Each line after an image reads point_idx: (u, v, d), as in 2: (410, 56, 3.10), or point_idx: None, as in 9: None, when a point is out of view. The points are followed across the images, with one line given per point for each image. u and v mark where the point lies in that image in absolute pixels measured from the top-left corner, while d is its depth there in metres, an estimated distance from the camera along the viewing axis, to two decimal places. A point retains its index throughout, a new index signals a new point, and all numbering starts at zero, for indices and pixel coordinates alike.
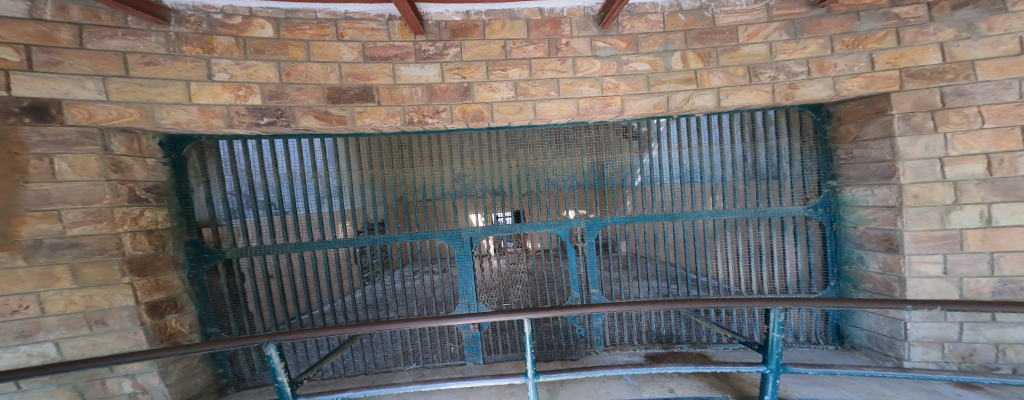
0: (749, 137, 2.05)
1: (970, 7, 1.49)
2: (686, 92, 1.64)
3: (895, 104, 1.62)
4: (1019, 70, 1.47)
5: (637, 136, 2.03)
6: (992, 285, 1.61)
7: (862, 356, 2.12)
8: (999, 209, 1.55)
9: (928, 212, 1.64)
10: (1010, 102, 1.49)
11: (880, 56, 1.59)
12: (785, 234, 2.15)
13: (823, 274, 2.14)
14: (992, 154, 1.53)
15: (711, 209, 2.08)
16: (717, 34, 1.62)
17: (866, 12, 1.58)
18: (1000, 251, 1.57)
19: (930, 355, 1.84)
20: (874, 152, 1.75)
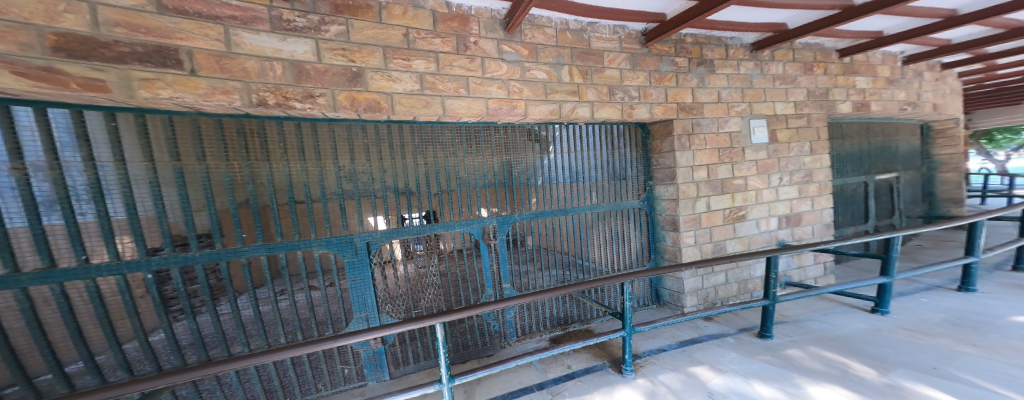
0: (608, 147, 2.58)
1: (704, 68, 2.55)
2: (572, 103, 2.06)
3: (674, 127, 2.48)
4: (720, 112, 2.64)
5: (538, 140, 2.30)
6: (711, 247, 2.70)
7: (666, 308, 3.06)
8: (713, 200, 2.66)
9: (688, 202, 2.56)
10: (716, 133, 2.64)
11: (671, 91, 2.43)
12: (633, 222, 2.79)
13: (649, 252, 2.87)
14: (710, 165, 2.61)
15: (590, 203, 2.55)
16: (591, 56, 2.10)
17: (664, 57, 2.38)
18: (712, 226, 2.67)
19: (694, 300, 2.87)
20: (666, 160, 2.57)
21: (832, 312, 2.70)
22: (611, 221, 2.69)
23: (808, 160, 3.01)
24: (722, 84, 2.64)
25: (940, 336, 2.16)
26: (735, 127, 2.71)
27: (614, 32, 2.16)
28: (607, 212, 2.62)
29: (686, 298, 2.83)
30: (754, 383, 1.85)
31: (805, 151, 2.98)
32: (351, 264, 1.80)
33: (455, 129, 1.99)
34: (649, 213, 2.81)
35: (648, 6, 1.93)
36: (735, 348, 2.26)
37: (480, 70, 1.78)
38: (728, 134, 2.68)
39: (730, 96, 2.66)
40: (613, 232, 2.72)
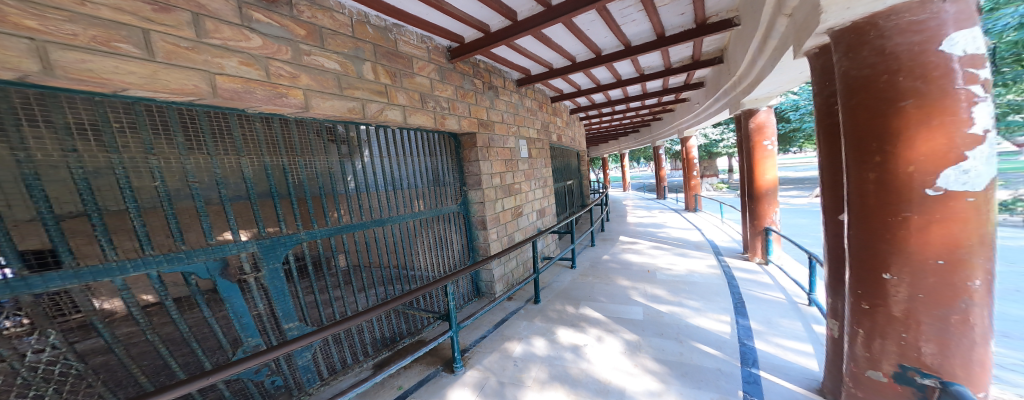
0: (425, 153, 2.56)
1: (492, 93, 3.11)
2: (379, 104, 1.87)
3: (475, 141, 2.86)
4: (504, 132, 3.33)
5: (341, 141, 1.91)
6: (507, 240, 3.32)
7: (483, 298, 3.44)
8: (506, 201, 3.31)
9: (491, 204, 3.02)
10: (504, 148, 3.29)
11: (472, 107, 2.77)
12: (454, 225, 2.92)
13: (470, 250, 3.09)
14: (501, 173, 3.22)
15: (411, 210, 2.44)
16: (399, 58, 1.99)
17: (465, 76, 2.68)
18: (506, 222, 3.29)
19: (501, 284, 3.44)
20: (474, 168, 2.89)
21: (561, 272, 4.14)
22: (433, 226, 2.67)
23: (545, 171, 4.43)
24: (504, 109, 3.34)
25: (593, 275, 3.90)
26: (511, 144, 3.48)
27: (422, 41, 2.17)
28: (433, 217, 2.64)
29: (496, 285, 3.35)
30: (539, 341, 2.46)
31: (543, 167, 4.34)
32: None
33: (118, 105, 1.13)
34: (466, 215, 3.03)
35: (448, 25, 2.08)
36: (527, 316, 2.92)
37: (192, 30, 1.15)
38: (509, 149, 3.41)
39: (508, 118, 3.42)
40: (434, 237, 2.72)
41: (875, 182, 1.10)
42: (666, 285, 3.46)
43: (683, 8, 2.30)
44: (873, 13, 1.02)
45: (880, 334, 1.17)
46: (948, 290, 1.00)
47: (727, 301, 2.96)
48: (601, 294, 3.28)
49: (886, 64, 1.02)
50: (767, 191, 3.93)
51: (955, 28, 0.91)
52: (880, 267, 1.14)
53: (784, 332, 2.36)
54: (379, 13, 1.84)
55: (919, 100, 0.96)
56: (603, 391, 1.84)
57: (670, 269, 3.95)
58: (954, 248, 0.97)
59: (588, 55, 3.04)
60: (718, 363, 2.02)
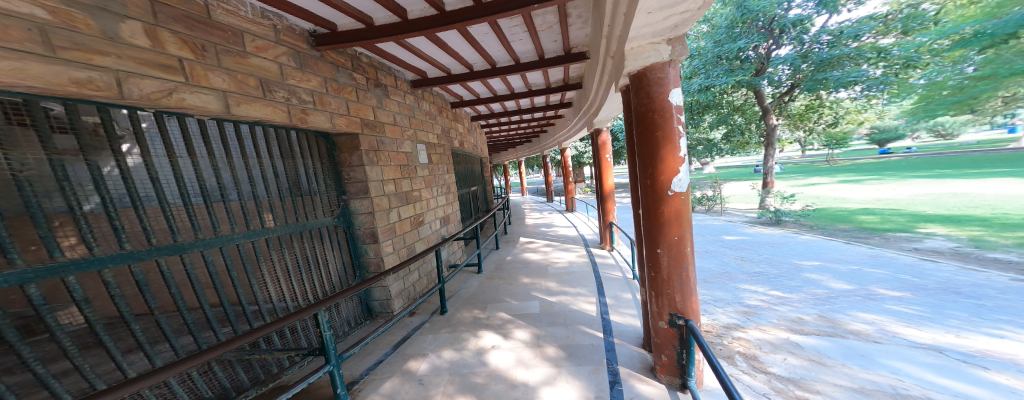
0: (266, 154, 2.00)
1: (380, 91, 2.82)
2: (169, 84, 1.31)
3: (361, 143, 2.52)
4: (397, 135, 3.05)
5: (64, 128, 1.18)
6: (407, 251, 3.06)
7: (379, 318, 3.03)
8: (403, 210, 3.03)
9: (384, 214, 2.72)
10: (397, 153, 3.03)
11: (352, 105, 2.44)
12: (325, 242, 2.38)
13: (353, 269, 2.67)
14: (396, 181, 2.94)
15: (244, 230, 1.82)
16: (216, 30, 1.51)
17: (341, 68, 2.35)
18: (404, 232, 3.01)
19: (400, 301, 3.10)
20: (358, 174, 2.53)
21: (468, 279, 4.10)
22: (292, 246, 2.14)
23: (448, 179, 4.33)
24: (396, 110, 3.07)
25: (499, 277, 4.04)
26: (408, 149, 3.25)
27: (264, 16, 1.75)
28: (286, 236, 2.08)
29: (394, 302, 3.00)
30: (446, 352, 2.35)
31: (445, 173, 4.24)
32: None
33: None
34: (347, 228, 2.62)
35: (315, 8, 1.77)
36: (432, 329, 2.74)
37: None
38: (404, 154, 3.15)
39: (403, 121, 3.17)
40: (302, 257, 2.20)
41: (651, 186, 1.78)
42: (553, 277, 3.92)
43: (555, 37, 2.69)
44: (644, 66, 1.70)
45: (661, 293, 1.85)
46: (679, 251, 1.77)
47: (591, 284, 3.60)
48: (506, 296, 3.39)
49: (651, 104, 1.72)
50: (608, 195, 5.10)
51: (674, 87, 1.72)
52: (654, 244, 1.84)
53: (624, 302, 3.03)
54: None
55: (664, 131, 1.71)
56: (511, 388, 1.90)
57: (558, 262, 4.54)
58: (681, 228, 1.76)
59: (484, 66, 3.17)
60: (591, 338, 2.42)
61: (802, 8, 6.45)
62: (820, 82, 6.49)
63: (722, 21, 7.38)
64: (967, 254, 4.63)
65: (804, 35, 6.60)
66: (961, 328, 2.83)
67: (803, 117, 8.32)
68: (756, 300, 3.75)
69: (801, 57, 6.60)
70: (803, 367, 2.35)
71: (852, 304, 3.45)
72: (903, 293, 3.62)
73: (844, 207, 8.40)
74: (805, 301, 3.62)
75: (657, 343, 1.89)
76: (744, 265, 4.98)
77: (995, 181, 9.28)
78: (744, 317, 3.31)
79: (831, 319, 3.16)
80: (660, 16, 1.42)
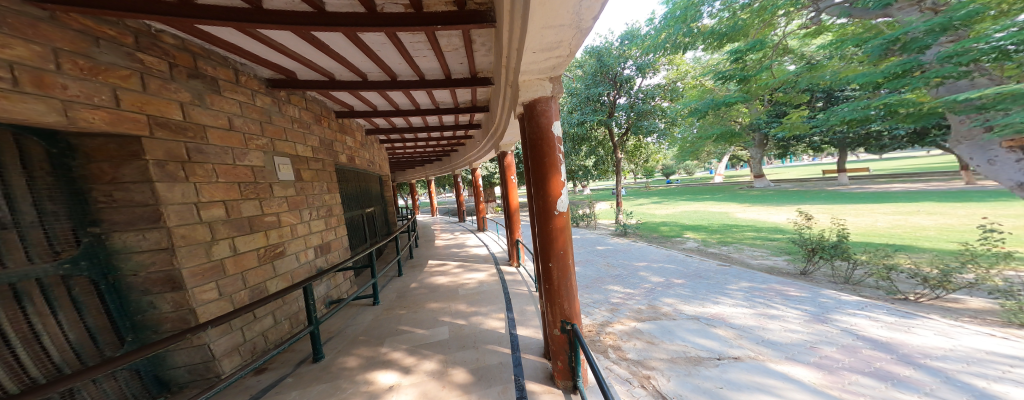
0: None
1: (198, 82, 2.11)
2: None
3: (147, 150, 1.77)
4: (227, 141, 2.28)
5: None
6: (247, 295, 2.28)
7: (192, 388, 2.08)
8: (239, 241, 2.25)
9: (195, 249, 1.95)
10: (228, 164, 2.26)
11: (125, 95, 1.69)
12: (29, 305, 1.44)
13: (111, 332, 1.76)
14: (226, 201, 2.18)
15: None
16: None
17: (104, 42, 1.62)
18: (242, 270, 2.25)
19: (235, 361, 2.23)
20: (136, 195, 1.76)
21: (359, 314, 3.39)
22: None
23: (328, 197, 3.57)
24: (233, 110, 2.36)
25: (400, 307, 3.51)
26: (256, 161, 2.53)
27: None
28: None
29: (222, 363, 2.12)
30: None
31: (324, 191, 3.49)
32: None
33: None
34: (103, 278, 1.75)
35: None
36: (295, 385, 2.08)
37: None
38: (249, 168, 2.44)
39: (246, 126, 2.47)
40: None
41: (542, 205, 1.98)
42: (459, 299, 3.72)
43: (461, 60, 2.73)
44: (533, 99, 1.93)
45: (552, 303, 2.05)
46: (563, 263, 2.01)
47: (500, 301, 3.60)
48: (405, 327, 2.97)
49: (539, 134, 1.95)
50: (515, 212, 5.41)
51: (555, 120, 2.00)
52: (547, 259, 2.04)
53: (528, 315, 3.16)
54: None
55: (549, 158, 1.94)
56: None
57: (468, 283, 4.35)
58: (564, 243, 2.00)
59: (380, 77, 2.88)
60: (500, 357, 2.38)
61: (629, 69, 8.96)
62: (639, 128, 9.25)
63: (588, 70, 9.37)
64: (703, 250, 7.11)
65: (631, 91, 9.08)
66: (705, 300, 4.25)
67: (635, 150, 11.11)
68: (619, 296, 4.67)
69: (631, 107, 9.08)
70: (644, 349, 3.01)
71: (663, 292, 4.69)
72: (683, 280, 5.22)
73: (655, 220, 11.67)
74: (642, 294, 4.69)
75: (552, 350, 2.01)
76: (609, 270, 6.15)
77: (719, 201, 15.08)
78: (611, 314, 4.01)
79: (654, 306, 4.21)
80: (541, 57, 1.66)
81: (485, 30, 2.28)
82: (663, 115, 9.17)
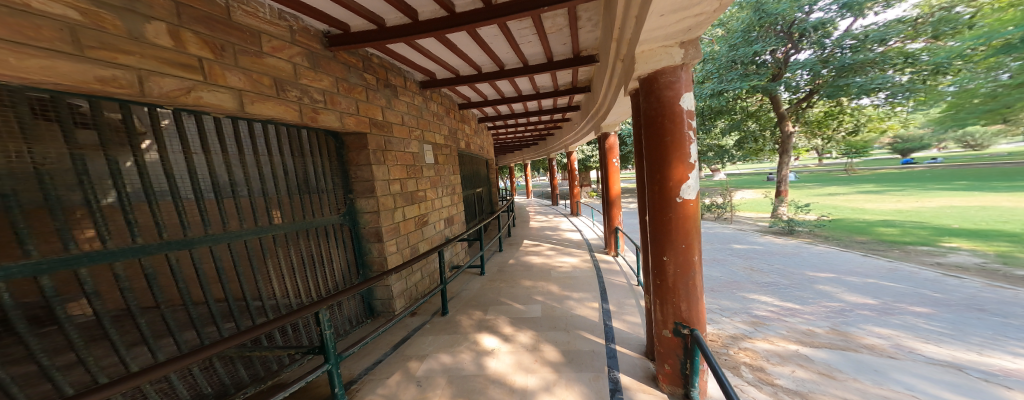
0: (277, 152, 2.03)
1: (388, 91, 2.82)
2: (192, 82, 1.34)
3: (369, 143, 2.54)
4: (401, 133, 2.98)
5: (93, 124, 1.21)
6: (409, 251, 3.02)
7: (378, 318, 2.98)
8: (407, 211, 3.00)
9: (388, 213, 2.70)
10: (401, 152, 2.97)
11: (362, 105, 2.46)
12: (328, 239, 2.38)
13: (356, 268, 2.67)
14: (400, 180, 2.91)
15: (251, 226, 1.84)
16: (235, 30, 1.54)
17: (353, 68, 2.37)
18: (407, 231, 2.99)
19: (402, 302, 3.07)
20: (366, 173, 2.54)
21: (470, 280, 3.93)
22: (297, 244, 2.14)
23: (452, 180, 4.25)
24: (404, 110, 3.05)
25: (501, 280, 3.87)
26: (414, 149, 3.22)
27: (281, 17, 1.77)
28: (292, 233, 2.09)
29: (395, 302, 2.95)
30: (444, 355, 2.24)
31: (451, 173, 4.19)
32: None
33: None
34: (352, 227, 2.63)
35: (326, 8, 1.76)
36: (433, 330, 2.64)
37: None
38: (411, 154, 3.15)
39: (410, 121, 3.17)
40: (308, 254, 2.21)
41: (658, 191, 1.69)
42: (557, 280, 3.78)
43: (565, 40, 2.61)
44: (654, 71, 1.63)
45: (665, 300, 1.74)
46: (687, 259, 1.67)
47: (594, 288, 3.44)
48: (506, 298, 3.27)
49: (662, 110, 1.64)
50: (615, 200, 4.94)
51: (686, 91, 1.63)
52: (661, 252, 1.73)
53: (626, 309, 2.88)
54: None
55: (672, 137, 1.63)
56: (508, 393, 1.79)
57: (561, 266, 4.35)
58: (688, 236, 1.66)
59: (491, 67, 3.12)
60: (592, 345, 2.27)
61: (825, 10, 6.38)
62: (842, 88, 6.35)
63: (739, 25, 7.24)
64: (993, 271, 4.49)
65: (825, 39, 6.47)
66: (985, 346, 2.75)
67: (825, 121, 8.19)
68: (765, 310, 3.68)
69: (822, 62, 6.52)
70: (810, 381, 2.27)
71: (866, 317, 3.37)
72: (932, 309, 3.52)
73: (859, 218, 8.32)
74: (818, 314, 3.52)
75: (660, 351, 1.77)
76: (755, 275, 4.86)
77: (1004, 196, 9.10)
78: (750, 328, 3.23)
79: (845, 332, 3.09)
80: (673, 20, 1.36)
81: (592, 3, 2.09)
82: (906, 60, 5.86)
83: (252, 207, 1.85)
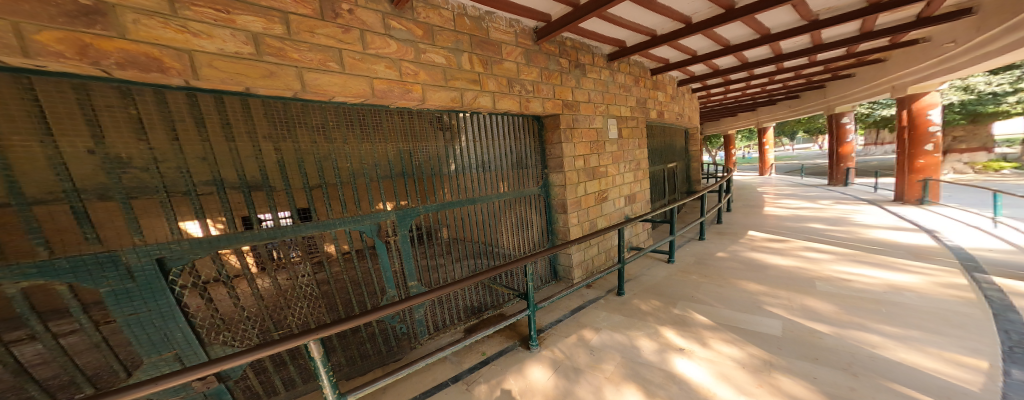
0: (512, 136, 2.64)
1: (579, 71, 2.90)
2: (474, 92, 2.00)
3: (557, 123, 2.76)
4: (587, 110, 3.04)
5: (445, 127, 2.12)
6: (589, 224, 3.16)
7: (560, 283, 3.39)
8: (589, 185, 3.10)
9: (572, 187, 2.91)
10: (587, 128, 3.04)
11: (557, 88, 2.69)
12: (532, 206, 2.91)
13: (549, 234, 3.09)
14: (584, 156, 3.01)
15: (497, 192, 2.55)
16: (490, 46, 2.08)
17: (551, 55, 2.59)
18: (589, 206, 3.12)
19: (580, 271, 3.32)
20: (556, 150, 2.82)
21: (653, 265, 3.55)
22: (515, 208, 2.76)
23: (639, 153, 3.90)
24: (591, 87, 3.07)
25: (698, 273, 3.17)
26: (598, 124, 3.20)
27: (511, 25, 2.20)
28: (513, 199, 2.71)
29: (574, 270, 3.23)
30: (618, 334, 2.24)
31: (636, 146, 3.83)
32: (114, 293, 1.18)
33: (329, 109, 1.60)
34: (547, 198, 3.02)
35: (535, 3, 1.99)
36: (607, 307, 2.66)
37: (361, 44, 1.48)
38: (595, 129, 3.14)
39: (597, 97, 3.14)
40: (519, 217, 2.82)
41: None
42: (832, 299, 2.41)
43: None
44: None
45: None
46: None
47: (971, 337, 1.80)
48: (704, 294, 2.69)
49: None
50: None
51: None
52: None
53: None
54: (475, 3, 1.93)
55: None
56: None
57: (803, 271, 2.99)
58: None
59: (707, 13, 2.40)
60: None
61: None
62: None
63: None
64: None
65: None
66: None
67: None
68: None
69: None
70: None
71: None
72: None
73: None
74: None
75: None
76: None
77: None
78: None
79: None
80: None
81: None
82: None
83: (490, 179, 2.50)
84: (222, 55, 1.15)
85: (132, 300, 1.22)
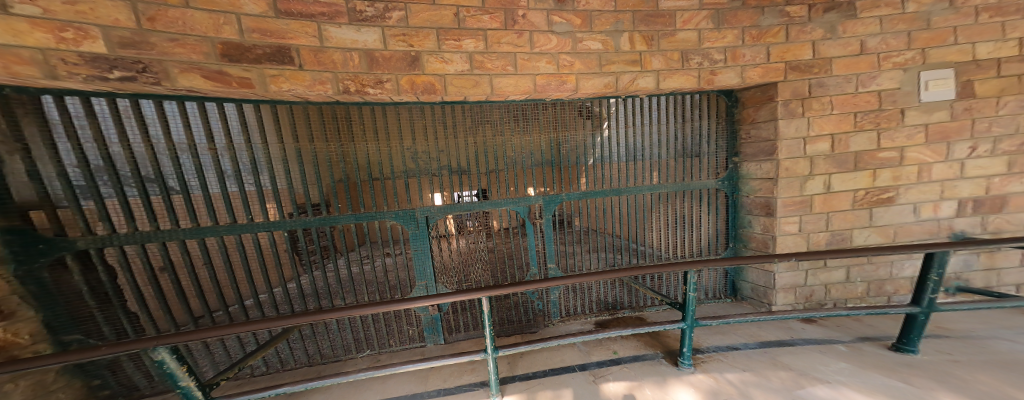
0: (676, 119, 2.26)
1: (834, 12, 1.89)
2: (632, 74, 1.84)
3: (781, 92, 1.97)
4: (857, 67, 1.94)
5: (590, 115, 2.17)
6: (826, 237, 2.15)
7: (749, 305, 2.65)
8: (836, 178, 2.07)
9: (793, 182, 2.07)
10: (848, 93, 1.98)
11: (775, 49, 1.92)
12: (703, 204, 2.40)
13: (726, 239, 2.48)
14: (835, 135, 2.02)
15: (649, 184, 2.28)
16: (660, 18, 1.80)
17: (767, 8, 1.87)
18: (832, 210, 2.11)
19: (789, 299, 2.43)
20: (765, 132, 2.09)
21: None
22: (674, 203, 2.40)
23: None
24: (869, 30, 1.91)
25: None
26: (890, 83, 1.96)
27: None
28: (670, 193, 2.36)
29: (776, 294, 2.41)
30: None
31: None
32: (415, 235, 2.07)
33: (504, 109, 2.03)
34: (731, 194, 2.40)
35: None
36: (849, 357, 1.81)
37: (530, 45, 1.72)
38: (875, 91, 1.97)
39: (885, 43, 1.92)
40: (682, 214, 2.44)
41: None
42: None
43: None
44: None
45: None
46: None
47: None
48: None
49: None
50: None
51: None
52: None
53: None
54: None
55: None
56: None
57: None
58: None
59: None
60: None
61: None
62: None
63: None
64: None
65: None
66: None
67: None
68: None
69: None
70: None
71: None
72: None
73: None
74: None
75: None
76: None
77: None
78: None
79: None
80: None
81: None
82: None
83: (641, 170, 2.28)
84: (459, 74, 1.69)
85: (410, 241, 2.10)
